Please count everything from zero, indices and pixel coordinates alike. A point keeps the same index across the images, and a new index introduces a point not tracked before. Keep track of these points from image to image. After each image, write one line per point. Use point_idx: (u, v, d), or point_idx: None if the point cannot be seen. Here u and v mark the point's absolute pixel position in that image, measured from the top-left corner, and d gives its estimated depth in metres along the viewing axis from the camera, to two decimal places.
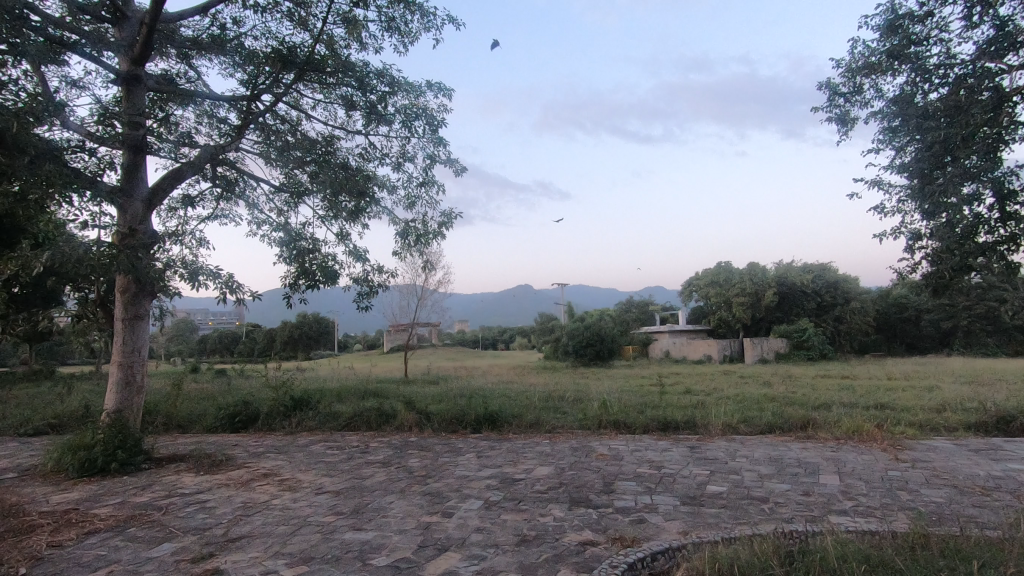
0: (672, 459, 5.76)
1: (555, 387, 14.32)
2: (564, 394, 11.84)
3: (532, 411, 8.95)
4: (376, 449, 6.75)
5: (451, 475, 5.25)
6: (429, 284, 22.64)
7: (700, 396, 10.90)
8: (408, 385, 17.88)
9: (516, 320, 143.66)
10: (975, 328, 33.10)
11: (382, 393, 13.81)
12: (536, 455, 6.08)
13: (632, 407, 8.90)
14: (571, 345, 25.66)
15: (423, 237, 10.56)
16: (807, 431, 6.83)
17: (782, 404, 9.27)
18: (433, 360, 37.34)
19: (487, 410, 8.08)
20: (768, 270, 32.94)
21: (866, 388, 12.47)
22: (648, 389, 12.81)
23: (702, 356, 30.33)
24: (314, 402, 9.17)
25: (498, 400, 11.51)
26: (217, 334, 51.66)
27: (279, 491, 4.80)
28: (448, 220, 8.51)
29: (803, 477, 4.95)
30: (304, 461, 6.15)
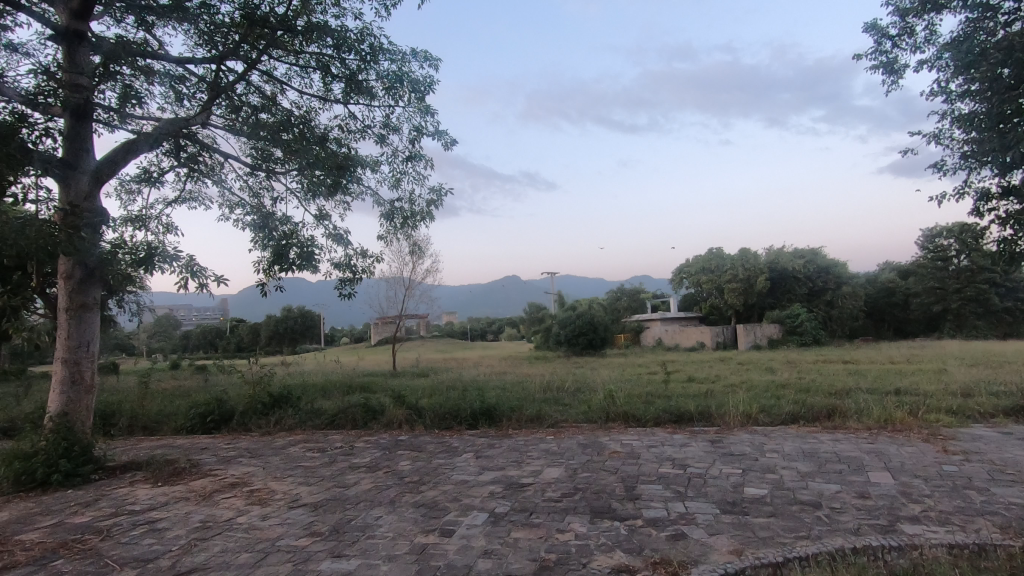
0: (695, 456, 5.14)
1: (551, 378, 13.68)
2: (563, 385, 11.22)
3: (532, 404, 8.30)
4: (363, 451, 6.06)
5: (449, 480, 4.58)
6: (417, 273, 21.86)
7: (707, 385, 10.35)
8: (397, 379, 17.14)
9: (504, 311, 143.03)
10: (965, 311, 33.01)
11: (370, 388, 13.05)
12: (542, 454, 5.43)
13: (640, 397, 8.29)
14: (563, 334, 25.08)
15: (410, 219, 9.81)
16: (835, 422, 6.26)
17: (797, 392, 8.71)
18: (422, 353, 36.62)
19: (484, 404, 7.42)
20: (760, 256, 32.60)
21: (874, 373, 12.02)
22: (650, 378, 12.25)
23: (695, 343, 29.92)
24: (295, 398, 8.43)
25: (493, 392, 10.85)
26: (199, 330, 50.35)
27: (246, 506, 4.09)
28: (437, 196, 7.79)
29: (849, 475, 4.35)
30: (280, 467, 5.44)
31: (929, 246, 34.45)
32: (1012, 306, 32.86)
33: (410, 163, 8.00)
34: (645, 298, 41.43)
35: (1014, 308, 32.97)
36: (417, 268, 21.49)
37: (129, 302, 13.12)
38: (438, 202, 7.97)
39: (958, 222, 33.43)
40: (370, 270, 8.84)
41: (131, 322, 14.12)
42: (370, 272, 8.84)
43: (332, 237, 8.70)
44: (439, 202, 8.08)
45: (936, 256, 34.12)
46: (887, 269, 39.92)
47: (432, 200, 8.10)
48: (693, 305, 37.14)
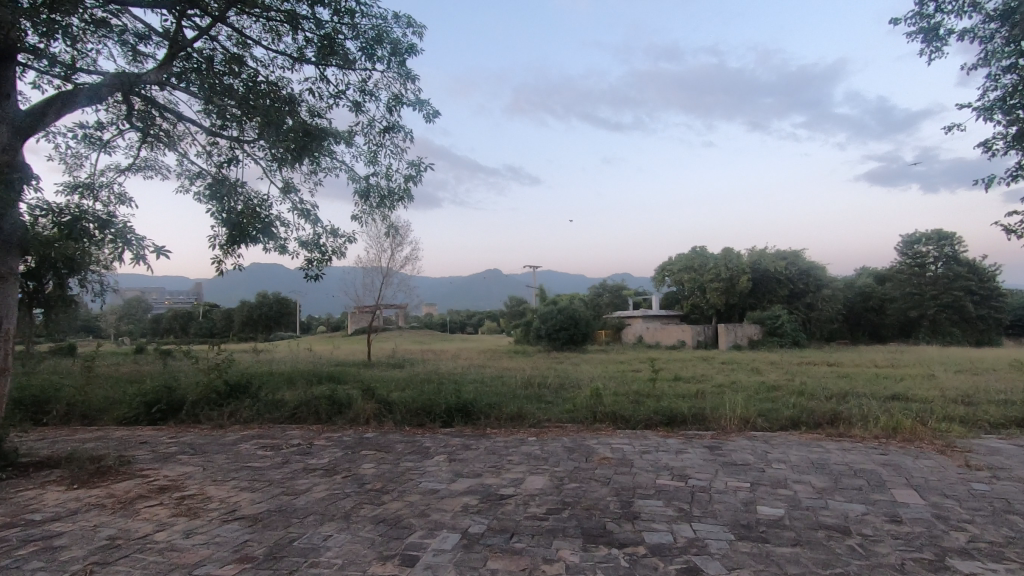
0: (695, 465, 4.61)
1: (532, 373, 13.11)
2: (544, 381, 10.66)
3: (512, 401, 7.70)
4: (322, 449, 5.41)
5: (418, 489, 3.97)
6: (395, 261, 21.07)
7: (696, 384, 9.89)
8: (371, 369, 16.40)
9: (484, 304, 142.28)
10: (941, 318, 33.31)
11: (340, 379, 12.32)
12: (524, 459, 4.84)
13: (628, 396, 7.76)
14: (544, 328, 24.55)
15: (387, 198, 9.14)
16: (838, 429, 5.81)
17: (791, 394, 8.27)
18: (399, 344, 35.80)
19: (460, 400, 6.82)
20: (743, 256, 32.47)
21: (863, 377, 11.71)
22: (635, 375, 11.77)
23: (676, 341, 29.66)
24: (254, 387, 7.72)
25: (470, 386, 10.22)
26: (169, 313, 48.72)
27: (171, 517, 3.42)
28: (415, 170, 7.13)
29: (871, 492, 3.85)
30: (225, 467, 4.76)
31: (908, 252, 34.73)
32: (986, 313, 33.31)
33: (388, 134, 7.34)
34: (627, 296, 41.14)
35: (987, 315, 33.42)
36: (396, 256, 20.73)
37: (91, 282, 12.20)
38: (417, 179, 7.33)
39: (937, 229, 33.73)
40: (340, 250, 8.16)
41: (94, 303, 13.17)
42: (341, 252, 8.16)
43: (298, 211, 8.01)
44: (418, 179, 7.43)
45: (915, 262, 34.42)
46: (865, 273, 40.24)
47: (409, 175, 7.45)
48: (674, 303, 36.96)
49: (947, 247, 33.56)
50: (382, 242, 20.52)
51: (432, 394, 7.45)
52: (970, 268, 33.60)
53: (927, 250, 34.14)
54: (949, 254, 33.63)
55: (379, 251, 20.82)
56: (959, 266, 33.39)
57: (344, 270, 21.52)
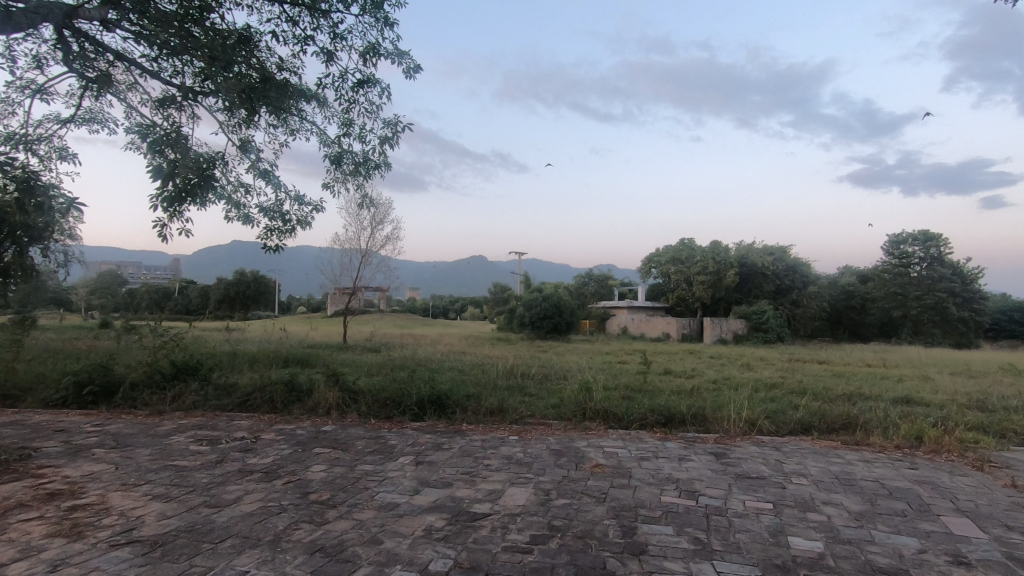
0: (703, 477, 3.93)
1: (515, 362, 12.40)
2: (527, 371, 9.98)
3: (492, 393, 6.99)
4: (268, 445, 4.64)
5: (371, 504, 3.23)
6: (374, 241, 20.15)
7: (689, 380, 9.28)
8: (344, 352, 15.53)
9: (468, 290, 141.19)
10: (923, 319, 33.29)
11: (309, 363, 11.47)
12: (504, 465, 4.13)
13: (619, 391, 7.09)
14: (528, 316, 23.85)
15: (362, 165, 8.29)
16: (856, 437, 5.19)
17: (792, 394, 7.69)
18: (379, 327, 34.89)
19: (434, 390, 6.08)
20: (731, 250, 31.99)
21: (859, 376, 11.20)
22: (624, 368, 11.13)
23: (661, 333, 29.24)
24: (205, 369, 6.91)
25: (447, 375, 9.49)
26: (143, 288, 47.15)
27: (45, 539, 2.63)
28: (391, 130, 6.32)
29: (920, 521, 3.20)
30: (146, 465, 3.97)
31: (894, 252, 34.53)
32: (967, 316, 33.30)
33: (362, 89, 6.52)
34: (613, 285, 40.60)
35: (968, 318, 33.41)
36: (376, 235, 19.81)
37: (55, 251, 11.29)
38: (394, 142, 6.52)
39: (924, 230, 33.59)
40: (305, 222, 7.33)
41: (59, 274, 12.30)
42: (306, 223, 7.33)
43: (259, 174, 7.47)
44: (394, 143, 6.62)
45: (900, 262, 34.26)
46: (850, 271, 40.12)
47: (385, 137, 6.63)
48: (660, 295, 36.51)
49: (932, 248, 33.39)
50: (361, 220, 19.58)
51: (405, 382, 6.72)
52: (953, 270, 33.53)
53: (913, 251, 33.98)
54: (934, 256, 33.47)
55: (358, 229, 19.88)
56: (943, 268, 33.30)
57: (320, 248, 20.55)
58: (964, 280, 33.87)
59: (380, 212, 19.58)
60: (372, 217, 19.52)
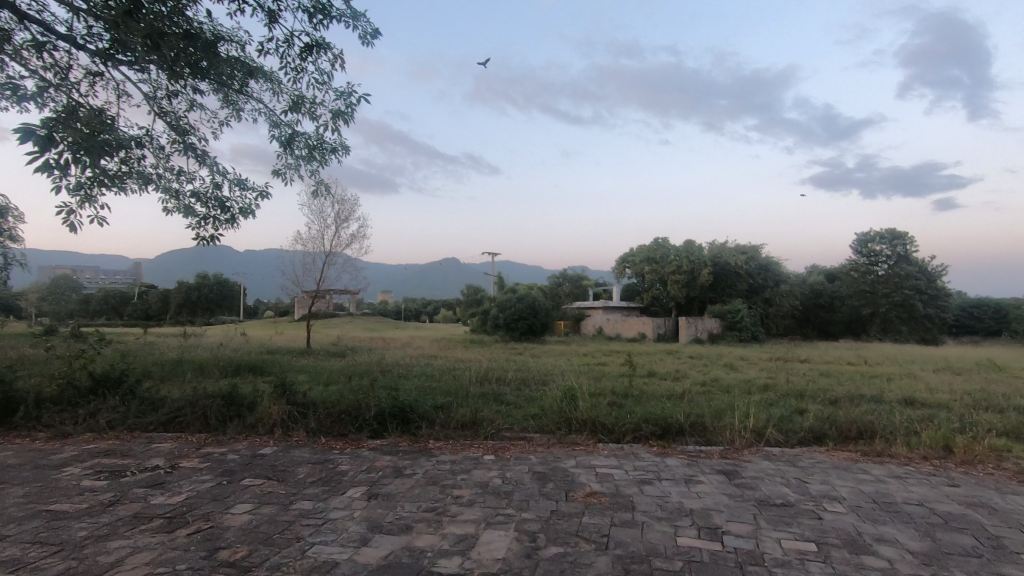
0: (721, 508, 3.22)
1: (489, 366, 11.63)
2: (503, 375, 9.23)
3: (464, 403, 6.21)
4: (187, 476, 3.75)
5: (300, 566, 2.42)
6: (339, 240, 19.11)
7: (677, 383, 8.65)
8: (305, 358, 14.49)
9: (441, 292, 139.51)
10: (892, 316, 33.71)
11: (263, 372, 10.43)
12: (478, 497, 3.35)
13: (605, 398, 6.38)
14: (502, 318, 23.09)
15: (317, 149, 7.44)
16: (878, 448, 4.59)
17: (789, 397, 7.12)
18: (348, 331, 33.63)
19: (397, 402, 5.27)
20: (704, 249, 31.81)
21: (847, 375, 10.78)
22: (606, 371, 10.49)
23: (636, 333, 28.82)
24: (129, 381, 5.93)
25: (415, 382, 8.66)
26: (98, 293, 44.76)
27: None
28: (345, 102, 5.51)
29: (1000, 563, 2.56)
30: (12, 511, 3.05)
31: (862, 251, 34.94)
32: (933, 313, 33.85)
33: (311, 56, 5.69)
34: (587, 286, 40.18)
35: (934, 315, 34.00)
36: (340, 233, 18.79)
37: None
38: (348, 117, 5.69)
39: (891, 228, 34.10)
40: (247, 211, 6.43)
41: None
42: (249, 212, 6.44)
43: (194, 155, 6.61)
44: (349, 118, 5.79)
45: (868, 260, 34.69)
46: (820, 270, 40.56)
47: (338, 112, 5.80)
48: (634, 295, 36.20)
49: (899, 246, 33.89)
50: (323, 217, 18.56)
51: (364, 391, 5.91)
52: (919, 268, 34.08)
53: (880, 249, 34.42)
54: (901, 254, 33.98)
55: (320, 228, 18.84)
56: (910, 266, 33.81)
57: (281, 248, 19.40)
58: (929, 277, 34.45)
59: (345, 209, 18.62)
60: (336, 214, 18.53)
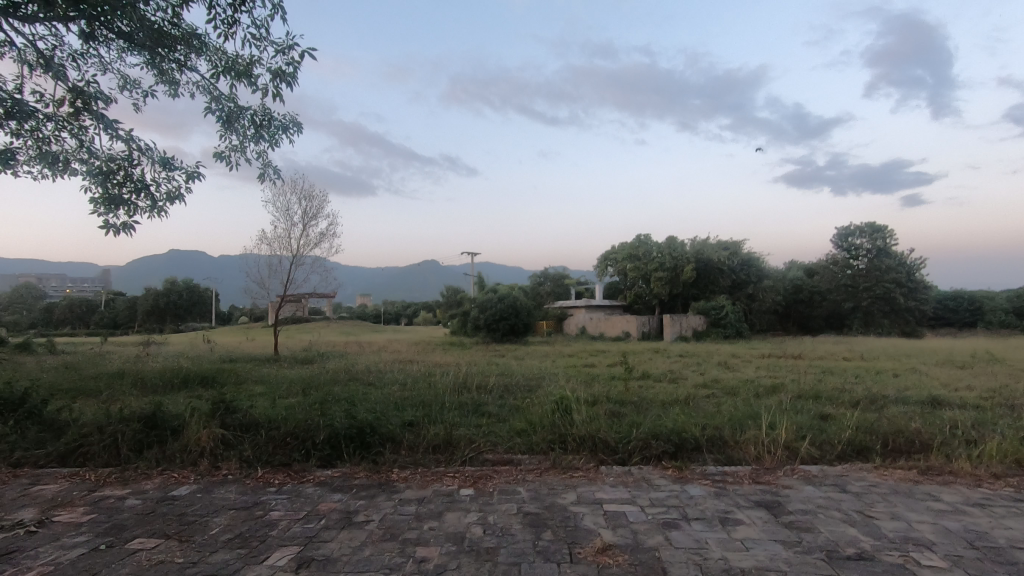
0: (784, 569, 2.35)
1: (469, 370, 10.71)
2: (483, 381, 8.35)
3: (438, 420, 5.31)
4: (53, 540, 2.75)
5: None
6: (306, 239, 17.94)
7: (676, 387, 7.85)
8: (269, 366, 13.36)
9: (420, 295, 137.81)
10: (874, 310, 33.64)
11: (215, 384, 9.33)
12: (450, 563, 2.44)
13: (601, 408, 5.56)
14: (482, 319, 22.17)
15: (264, 124, 6.49)
16: (936, 466, 3.82)
17: (804, 401, 6.37)
18: (324, 335, 32.45)
19: (354, 422, 4.33)
20: (686, 245, 31.31)
21: (852, 372, 10.13)
22: (595, 374, 9.67)
23: (620, 332, 28.13)
24: (26, 403, 4.88)
25: (385, 392, 7.72)
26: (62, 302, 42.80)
27: None
28: (284, 55, 4.56)
29: None
30: None
31: (843, 245, 34.84)
32: (912, 305, 33.89)
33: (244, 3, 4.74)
34: (569, 284, 39.47)
35: (913, 308, 34.06)
36: (308, 232, 17.66)
37: None
38: (290, 77, 4.74)
39: (871, 222, 34.05)
40: (174, 196, 5.43)
41: None
42: (176, 199, 5.45)
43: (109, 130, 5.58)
44: (292, 80, 4.85)
45: (849, 254, 34.62)
46: (800, 265, 40.51)
47: (277, 71, 4.84)
48: (617, 293, 35.60)
49: (879, 240, 33.85)
50: (289, 214, 17.44)
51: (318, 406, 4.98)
52: (899, 261, 34.11)
53: (861, 243, 34.35)
54: (880, 247, 33.96)
55: (286, 226, 17.70)
56: (890, 259, 33.75)
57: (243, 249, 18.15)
58: (908, 270, 34.47)
59: (312, 206, 17.52)
60: (303, 211, 17.43)
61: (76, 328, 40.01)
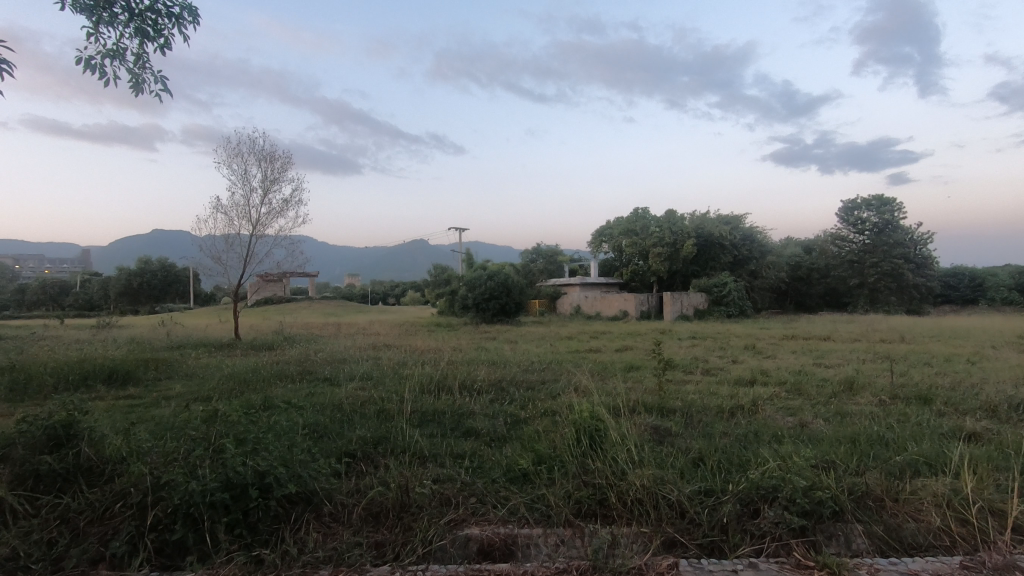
0: None
1: (453, 359, 8.79)
2: (469, 375, 6.49)
3: (398, 454, 3.46)
4: None
5: None
6: (267, 207, 15.67)
7: (722, 386, 6.00)
8: (219, 353, 11.34)
9: (409, 275, 135.17)
10: (880, 287, 32.14)
11: (133, 383, 7.37)
12: None
13: (643, 429, 3.72)
14: (470, 298, 20.27)
15: (142, 13, 4.53)
16: None
17: (917, 409, 4.57)
18: (302, 316, 30.36)
19: (231, 480, 2.43)
20: (686, 219, 29.46)
21: (916, 359, 8.36)
22: (610, 366, 7.84)
23: (618, 312, 26.36)
24: None
25: (341, 394, 5.84)
26: (35, 283, 40.66)
27: None
28: None
29: None
30: None
31: (849, 219, 33.24)
32: (920, 282, 32.44)
33: None
34: (562, 261, 37.48)
35: (921, 284, 32.62)
36: (269, 199, 15.43)
37: None
38: None
39: (879, 195, 32.40)
40: None
41: None
42: None
43: None
44: None
45: (854, 229, 32.99)
46: (800, 241, 38.87)
47: None
48: (612, 270, 33.81)
49: (886, 214, 32.24)
50: (247, 178, 15.21)
51: (200, 429, 3.11)
52: (907, 236, 32.54)
53: (867, 217, 32.74)
54: (888, 221, 32.31)
55: (244, 193, 15.45)
56: (898, 234, 32.18)
57: None
58: (916, 245, 32.91)
59: (274, 168, 15.31)
60: (263, 174, 15.22)
61: (45, 310, 37.78)
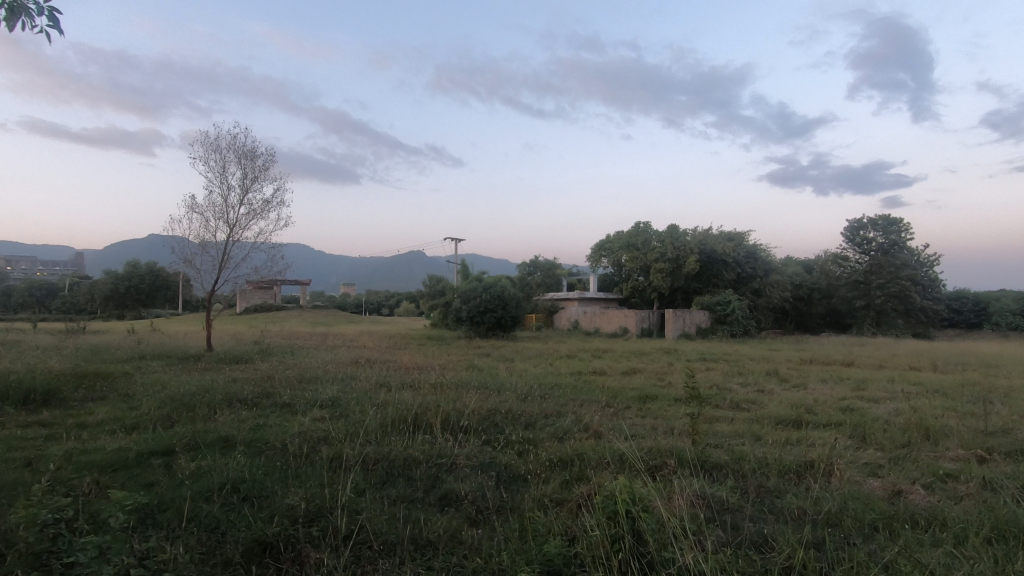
0: None
1: (439, 381, 7.66)
2: (454, 404, 5.32)
3: (338, 550, 2.34)
4: None
5: None
6: (247, 209, 14.49)
7: (767, 428, 4.86)
8: (182, 366, 10.22)
9: (404, 286, 133.80)
10: (887, 309, 31.15)
11: (59, 403, 6.22)
12: None
13: (694, 508, 2.61)
14: (463, 311, 19.15)
15: None
16: None
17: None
18: (288, 326, 29.00)
19: None
20: (689, 235, 28.47)
21: (972, 393, 7.24)
22: (621, 395, 6.70)
23: (617, 328, 25.30)
24: None
25: (294, 427, 4.66)
26: (21, 285, 39.63)
27: None
28: None
29: None
30: None
31: (854, 239, 32.38)
32: (927, 304, 31.49)
33: None
34: (560, 275, 36.47)
35: (928, 307, 31.65)
36: (249, 199, 14.29)
37: None
38: None
39: (885, 215, 31.57)
40: None
41: None
42: None
43: None
44: None
45: (859, 249, 32.14)
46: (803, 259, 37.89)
47: None
48: (611, 285, 32.81)
49: (893, 235, 31.40)
50: (226, 176, 14.08)
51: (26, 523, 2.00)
52: (913, 257, 31.65)
53: (873, 237, 31.90)
54: (894, 242, 31.44)
55: (222, 192, 14.31)
56: (904, 255, 31.31)
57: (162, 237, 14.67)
58: (923, 266, 31.99)
59: (254, 166, 14.20)
60: (242, 172, 14.09)
61: (28, 313, 36.69)
